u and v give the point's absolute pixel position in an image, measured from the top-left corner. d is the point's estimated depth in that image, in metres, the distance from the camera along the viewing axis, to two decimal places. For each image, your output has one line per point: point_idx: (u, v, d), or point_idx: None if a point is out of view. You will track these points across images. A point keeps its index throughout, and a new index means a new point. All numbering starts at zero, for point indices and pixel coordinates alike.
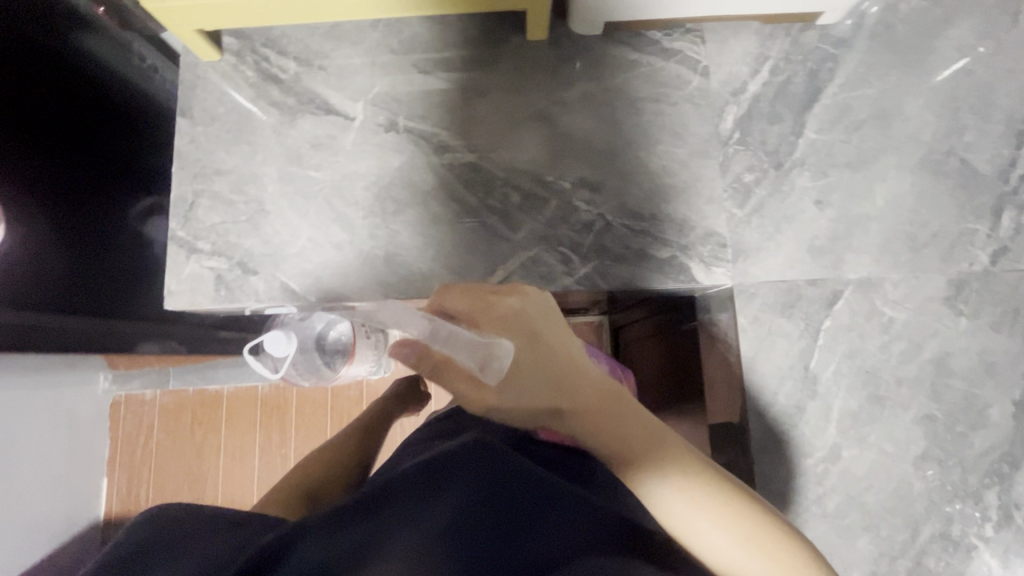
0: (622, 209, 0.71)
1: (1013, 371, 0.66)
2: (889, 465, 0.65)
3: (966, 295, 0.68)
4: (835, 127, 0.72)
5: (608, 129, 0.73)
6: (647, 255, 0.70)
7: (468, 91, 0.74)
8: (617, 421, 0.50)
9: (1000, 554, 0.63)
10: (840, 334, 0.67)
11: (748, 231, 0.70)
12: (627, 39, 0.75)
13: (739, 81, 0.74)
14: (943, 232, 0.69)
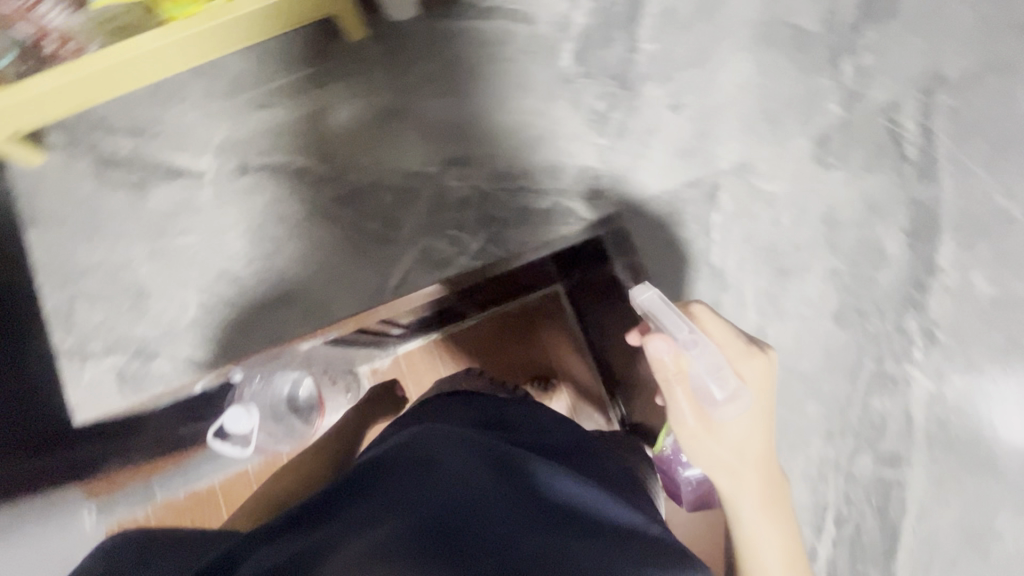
0: (493, 175, 0.71)
1: (895, 203, 0.68)
2: (814, 328, 0.67)
3: (832, 149, 0.70)
4: (667, 32, 0.73)
5: (458, 103, 0.73)
6: (531, 210, 0.70)
7: (312, 110, 0.73)
8: (773, 489, 0.49)
9: (936, 373, 0.65)
10: (732, 222, 0.69)
11: (619, 155, 0.71)
12: (449, 11, 0.75)
13: (566, 16, 0.74)
14: (794, 98, 0.71)
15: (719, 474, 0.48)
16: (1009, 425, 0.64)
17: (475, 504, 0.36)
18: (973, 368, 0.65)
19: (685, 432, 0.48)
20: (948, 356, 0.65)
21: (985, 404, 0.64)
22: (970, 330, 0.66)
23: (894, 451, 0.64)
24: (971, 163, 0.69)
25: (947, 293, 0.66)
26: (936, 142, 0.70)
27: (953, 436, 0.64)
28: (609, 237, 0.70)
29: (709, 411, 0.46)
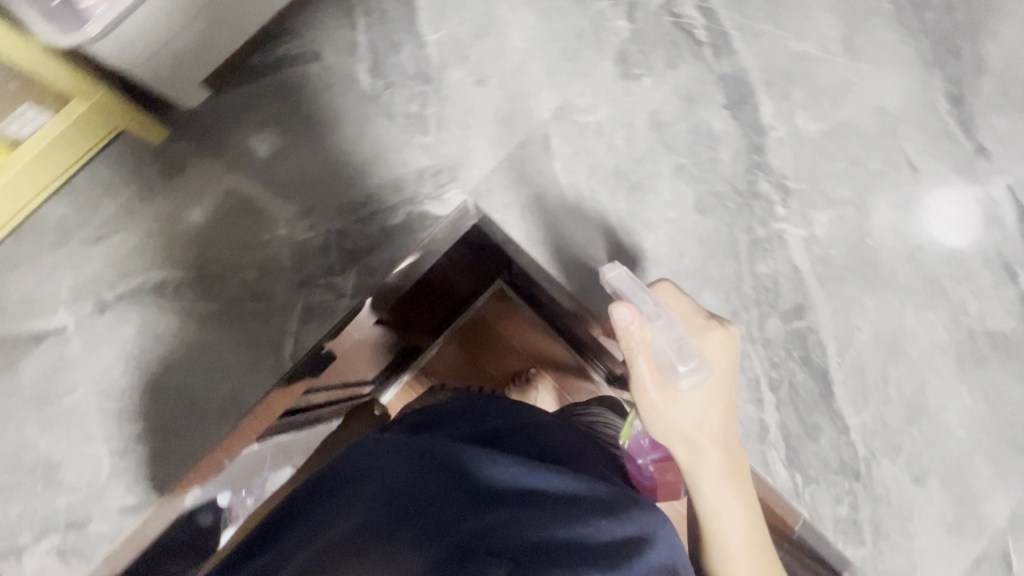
0: (341, 212, 0.71)
1: (705, 85, 0.72)
2: (682, 224, 0.69)
3: (633, 60, 0.73)
4: (442, 14, 0.75)
5: (279, 156, 0.73)
6: (388, 230, 0.71)
7: (142, 221, 0.72)
8: (731, 459, 0.63)
9: (801, 218, 0.69)
10: (571, 162, 0.71)
11: (445, 145, 0.72)
12: (237, 80, 0.75)
13: (346, 38, 0.75)
14: (581, 30, 0.74)
15: (687, 469, 0.63)
16: (879, 240, 0.68)
17: (431, 493, 0.43)
18: (831, 205, 0.69)
19: (648, 401, 0.62)
20: (805, 199, 0.69)
21: (854, 230, 0.68)
22: (813, 169, 0.69)
23: (792, 302, 0.67)
24: (756, 21, 0.73)
25: (782, 145, 0.70)
26: (720, 15, 0.73)
27: (838, 268, 0.68)
28: None
29: (672, 382, 0.62)
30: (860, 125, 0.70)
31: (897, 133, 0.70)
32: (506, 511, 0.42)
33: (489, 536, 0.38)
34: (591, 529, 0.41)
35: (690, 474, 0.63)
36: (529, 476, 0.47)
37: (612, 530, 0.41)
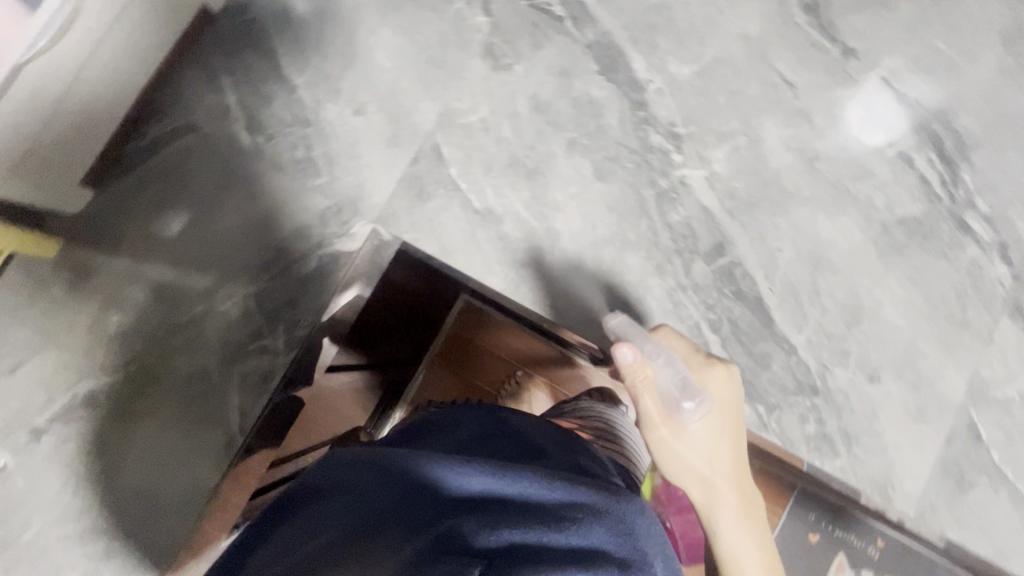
0: (486, 192, 0.66)
1: (925, 229, 0.62)
2: (834, 375, 0.60)
3: (853, 164, 0.64)
4: (678, 38, 0.67)
5: (452, 116, 0.68)
6: (524, 236, 0.65)
7: (299, 127, 0.69)
8: (745, 496, 0.57)
9: (967, 421, 0.59)
10: (747, 255, 0.63)
11: (625, 179, 0.65)
12: (443, 15, 0.70)
13: (571, 19, 0.68)
14: (806, 103, 0.65)
15: (698, 487, 0.55)
16: (985, 328, 0.60)
17: (398, 498, 0.34)
18: (960, 306, 0.61)
19: (658, 441, 0.53)
20: (971, 382, 0.59)
21: (959, 302, 0.61)
22: (988, 361, 0.60)
23: (915, 506, 0.58)
24: (1004, 179, 0.63)
25: (970, 328, 0.60)
26: (954, 121, 0.64)
27: (944, 391, 0.59)
28: (612, 269, 0.64)
29: (680, 419, 0.53)
30: None
31: None
32: (468, 516, 0.32)
33: (444, 532, 0.31)
34: (559, 537, 0.31)
35: (705, 518, 0.57)
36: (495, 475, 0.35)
37: (585, 536, 0.32)
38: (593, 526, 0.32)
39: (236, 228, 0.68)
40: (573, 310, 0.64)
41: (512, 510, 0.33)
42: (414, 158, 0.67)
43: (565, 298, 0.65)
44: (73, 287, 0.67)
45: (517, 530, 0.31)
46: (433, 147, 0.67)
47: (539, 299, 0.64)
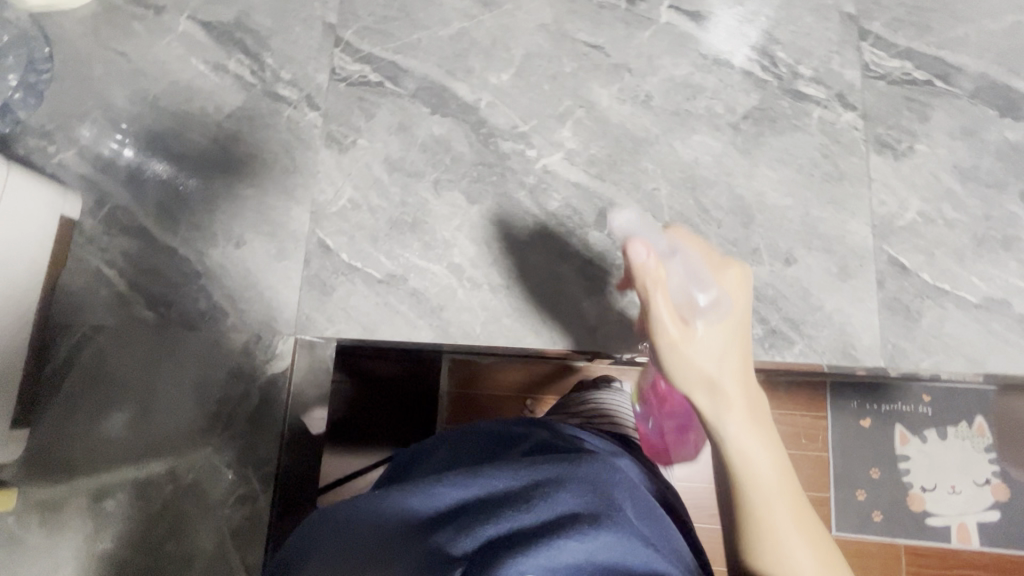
0: (381, 259, 0.68)
1: (769, 113, 0.66)
2: (754, 274, 0.62)
3: (682, 88, 0.68)
4: (485, 53, 0.72)
5: (324, 209, 0.70)
6: (430, 282, 0.67)
7: (193, 281, 0.71)
8: (754, 404, 0.53)
9: (887, 259, 0.61)
10: (630, 207, 0.66)
11: (496, 192, 0.68)
12: (278, 126, 0.74)
13: (388, 80, 0.73)
14: (617, 56, 0.70)
15: (705, 389, 0.52)
16: (859, 172, 0.63)
17: (398, 530, 0.43)
18: (830, 163, 0.64)
19: (669, 340, 0.52)
20: (873, 224, 0.62)
21: (827, 160, 0.64)
22: (877, 199, 0.63)
23: (882, 355, 0.60)
24: (813, 41, 0.67)
25: (848, 177, 0.64)
26: (748, 12, 0.69)
27: (853, 242, 0.62)
28: (521, 273, 0.66)
29: (691, 318, 0.53)
30: (944, 153, 0.63)
31: (901, 101, 0.65)
32: (451, 524, 0.41)
33: (439, 538, 0.40)
34: (532, 514, 0.39)
35: (710, 424, 0.52)
36: (475, 482, 0.45)
37: (554, 506, 0.40)
38: (559, 495, 0.41)
39: (172, 398, 0.69)
40: (504, 327, 0.65)
41: (492, 504, 0.42)
42: (305, 261, 0.70)
43: (492, 319, 0.65)
44: (44, 523, 0.67)
45: (493, 524, 0.39)
46: (318, 243, 0.70)
47: (471, 332, 0.65)
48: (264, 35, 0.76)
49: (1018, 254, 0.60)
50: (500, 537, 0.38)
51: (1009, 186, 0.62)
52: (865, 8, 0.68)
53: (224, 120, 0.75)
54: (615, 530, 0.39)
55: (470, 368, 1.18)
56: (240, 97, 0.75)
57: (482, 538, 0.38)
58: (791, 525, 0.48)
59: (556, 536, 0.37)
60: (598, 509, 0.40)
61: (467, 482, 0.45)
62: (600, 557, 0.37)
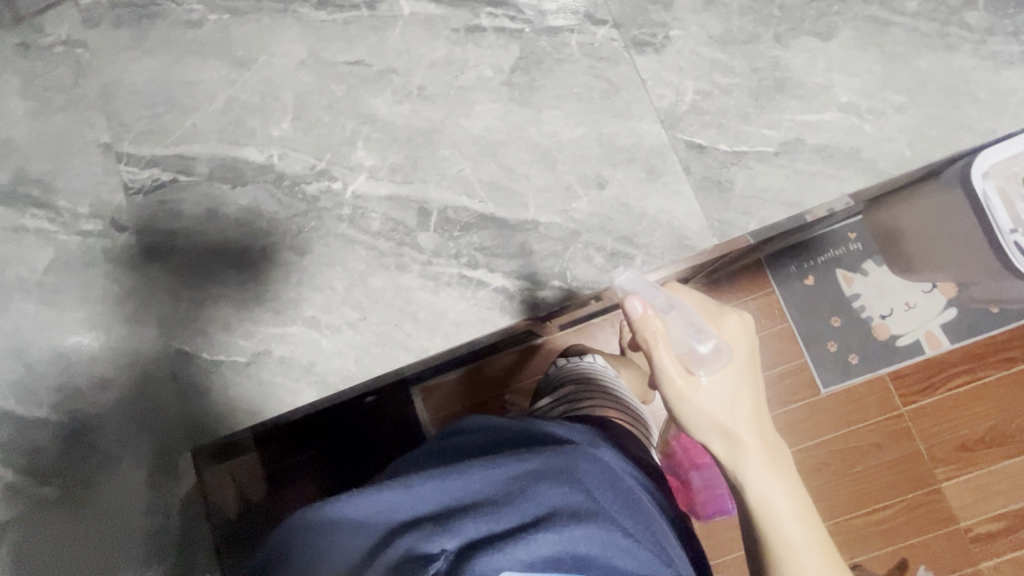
0: (240, 341, 0.68)
1: (533, 58, 0.67)
2: (576, 210, 0.64)
3: (448, 67, 0.69)
4: (259, 111, 0.72)
5: (171, 320, 0.70)
6: (292, 343, 0.67)
7: (77, 440, 0.69)
8: (764, 447, 0.63)
9: (684, 146, 0.63)
10: (445, 196, 0.66)
11: (321, 237, 0.68)
12: (96, 261, 0.72)
13: (180, 173, 0.72)
14: (377, 62, 0.70)
15: (720, 436, 0.62)
16: (631, 78, 0.65)
17: (392, 526, 0.50)
18: (603, 80, 0.66)
19: (677, 390, 0.62)
20: (660, 119, 0.64)
21: (599, 79, 0.66)
22: (655, 96, 0.65)
23: (715, 234, 0.62)
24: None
25: (623, 86, 0.65)
26: None
27: (650, 142, 0.64)
28: (370, 300, 0.66)
29: (695, 369, 0.62)
30: (696, 29, 0.65)
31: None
32: (440, 521, 0.48)
33: (419, 536, 0.47)
34: (510, 514, 0.48)
35: (731, 468, 0.63)
36: (460, 483, 0.52)
37: (536, 503, 0.48)
38: (541, 494, 0.49)
39: None
40: (376, 356, 0.66)
41: (479, 504, 0.49)
42: (173, 374, 0.69)
43: (364, 353, 0.66)
44: None
45: (474, 521, 0.47)
46: (177, 353, 0.69)
47: (350, 373, 0.66)
48: (47, 180, 0.75)
49: (793, 92, 0.63)
50: (479, 535, 0.46)
51: (763, 36, 0.64)
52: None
53: (42, 276, 0.72)
54: (584, 521, 0.47)
55: (454, 378, 1.29)
56: (48, 249, 0.73)
57: (462, 535, 0.47)
58: (822, 565, 0.58)
59: (538, 530, 0.46)
60: (573, 504, 0.49)
61: (451, 481, 0.52)
62: (572, 546, 0.46)
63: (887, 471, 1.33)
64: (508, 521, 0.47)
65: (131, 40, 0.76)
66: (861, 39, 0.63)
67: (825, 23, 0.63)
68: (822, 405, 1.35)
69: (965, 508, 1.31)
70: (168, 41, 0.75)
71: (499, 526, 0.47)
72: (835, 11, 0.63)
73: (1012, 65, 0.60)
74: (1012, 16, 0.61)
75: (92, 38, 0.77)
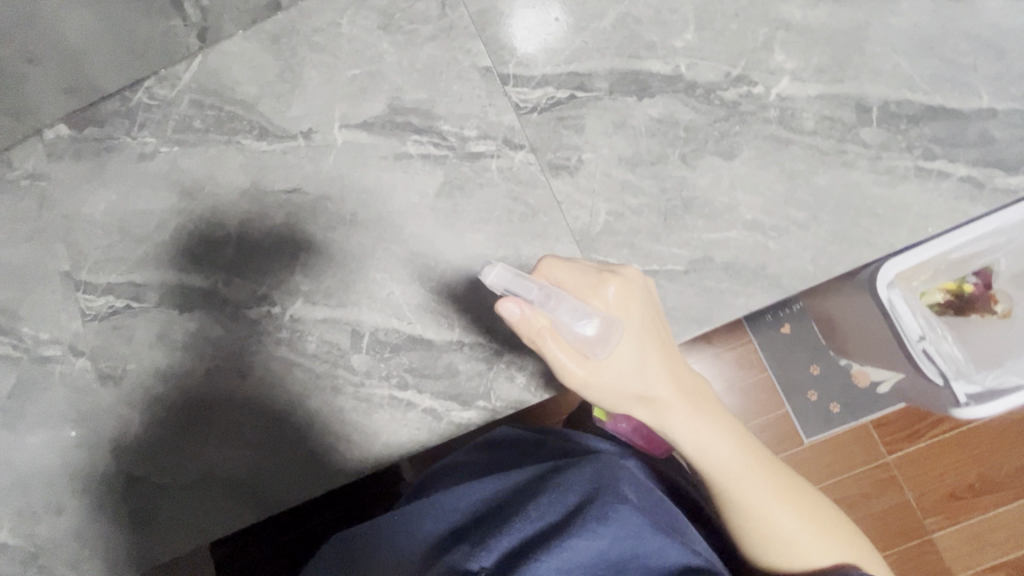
0: (186, 461, 0.71)
1: (456, 183, 0.71)
2: (498, 330, 0.67)
3: (378, 193, 0.73)
4: (206, 238, 0.76)
5: (124, 442, 0.73)
6: (236, 463, 0.70)
7: (36, 564, 0.72)
8: (684, 396, 0.62)
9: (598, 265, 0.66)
10: (376, 319, 0.70)
11: (262, 359, 0.71)
12: (55, 386, 0.76)
13: (132, 300, 0.76)
14: (313, 187, 0.74)
15: (644, 405, 0.61)
16: (548, 200, 0.69)
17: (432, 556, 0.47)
18: (522, 202, 0.69)
19: (580, 378, 0.57)
20: (577, 239, 0.67)
21: (518, 200, 0.69)
22: (571, 217, 0.68)
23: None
24: (466, 104, 0.73)
25: (541, 207, 0.69)
26: (406, 105, 0.74)
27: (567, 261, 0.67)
28: (309, 420, 0.70)
29: (592, 354, 0.56)
30: (606, 151, 0.68)
31: (557, 121, 0.70)
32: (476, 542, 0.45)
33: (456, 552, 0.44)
34: (540, 521, 0.45)
35: (660, 428, 0.63)
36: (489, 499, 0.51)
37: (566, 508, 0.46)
38: (568, 498, 0.46)
39: None
40: (315, 475, 0.69)
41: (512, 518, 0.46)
42: (124, 497, 0.72)
43: (305, 472, 0.70)
44: None
45: (507, 533, 0.44)
46: (128, 475, 0.72)
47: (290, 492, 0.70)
48: (10, 307, 0.78)
49: (700, 211, 0.65)
50: (515, 545, 0.43)
51: (670, 157, 0.67)
52: (497, 57, 0.73)
53: (3, 402, 0.76)
54: (618, 517, 0.44)
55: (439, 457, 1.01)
56: (9, 373, 0.76)
57: (498, 550, 0.43)
58: (735, 466, 0.63)
59: (570, 532, 0.43)
60: (602, 501, 0.46)
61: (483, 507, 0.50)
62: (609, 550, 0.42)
63: (876, 524, 1.23)
64: (540, 527, 0.44)
65: (89, 172, 0.81)
66: (761, 157, 0.65)
67: (728, 143, 0.66)
68: (807, 455, 1.25)
69: (959, 558, 1.22)
70: (124, 174, 0.80)
71: (533, 534, 0.44)
72: (736, 130, 0.67)
73: (906, 180, 0.63)
74: (906, 130, 0.64)
75: (54, 170, 0.82)
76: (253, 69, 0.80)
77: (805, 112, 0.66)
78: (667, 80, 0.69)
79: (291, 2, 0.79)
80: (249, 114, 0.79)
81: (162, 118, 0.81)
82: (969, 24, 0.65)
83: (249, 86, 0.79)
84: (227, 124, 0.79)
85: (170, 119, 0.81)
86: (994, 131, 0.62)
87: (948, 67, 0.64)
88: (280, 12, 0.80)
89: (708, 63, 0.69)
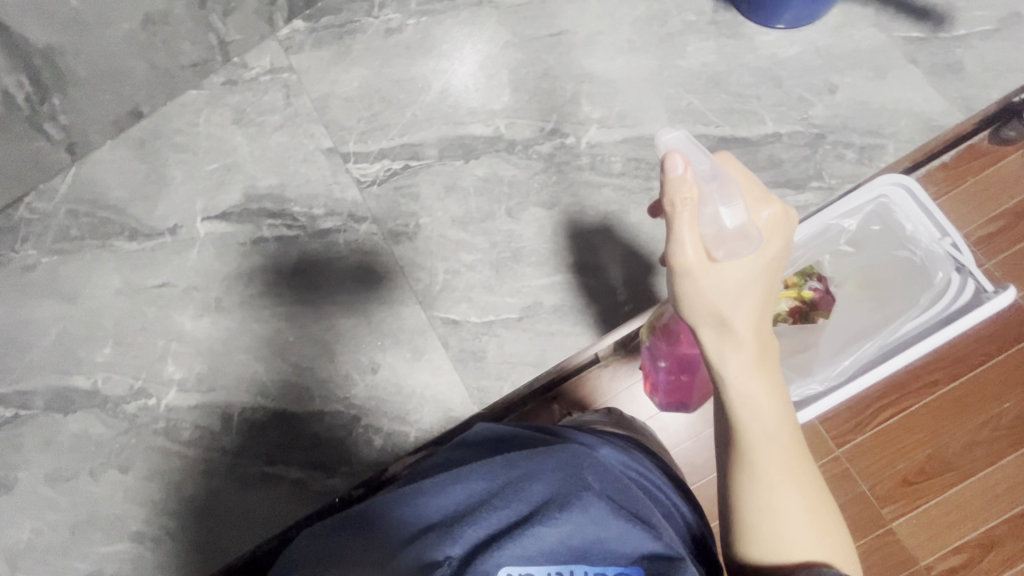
0: (75, 560, 0.73)
1: (308, 259, 0.75)
2: (355, 395, 0.71)
3: (239, 278, 0.77)
4: (85, 339, 0.80)
5: (14, 552, 0.74)
6: (122, 557, 0.72)
7: None
8: (763, 349, 0.45)
9: (441, 322, 0.70)
10: (244, 399, 0.73)
11: (142, 449, 0.74)
12: None
13: (20, 408, 0.78)
14: (180, 279, 0.79)
15: (722, 335, 0.44)
16: (391, 265, 0.73)
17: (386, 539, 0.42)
18: (367, 269, 0.74)
19: (685, 266, 0.42)
20: (422, 299, 0.71)
21: (363, 268, 0.74)
22: (412, 280, 0.72)
23: (475, 403, 0.69)
24: (314, 184, 0.78)
25: (385, 273, 0.73)
26: (260, 192, 0.79)
27: (413, 322, 0.71)
28: (188, 505, 0.72)
29: (717, 247, 0.42)
30: (439, 214, 0.73)
31: (394, 190, 0.75)
32: (440, 529, 0.41)
33: (420, 540, 0.40)
34: (505, 510, 0.41)
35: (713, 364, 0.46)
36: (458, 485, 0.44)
37: (537, 498, 0.41)
38: (541, 488, 0.42)
39: None
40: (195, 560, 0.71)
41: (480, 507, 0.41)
42: None
43: (187, 558, 0.71)
44: None
45: (475, 523, 0.40)
46: None
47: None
48: None
49: (527, 260, 0.70)
50: (482, 537, 0.39)
51: (496, 213, 0.72)
52: (338, 138, 0.79)
53: None
54: (593, 512, 0.40)
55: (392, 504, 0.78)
56: None
57: (467, 538, 0.39)
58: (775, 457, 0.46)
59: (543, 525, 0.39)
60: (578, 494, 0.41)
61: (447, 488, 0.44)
62: (571, 539, 0.39)
63: None
64: (510, 517, 0.40)
65: None
66: (578, 204, 0.71)
67: (547, 194, 0.72)
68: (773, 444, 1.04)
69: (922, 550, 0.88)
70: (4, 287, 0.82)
71: (502, 525, 0.40)
72: (554, 181, 0.72)
73: None
74: None
75: None
76: (122, 173, 0.84)
77: (613, 156, 0.71)
78: (489, 141, 0.74)
79: (152, 108, 0.85)
80: (119, 216, 0.83)
81: (39, 228, 0.84)
82: (750, 58, 0.71)
83: (118, 190, 0.84)
84: (100, 228, 0.83)
85: (47, 228, 0.84)
86: (780, 153, 0.68)
87: (733, 100, 0.70)
88: (143, 119, 0.85)
89: (524, 121, 0.74)
